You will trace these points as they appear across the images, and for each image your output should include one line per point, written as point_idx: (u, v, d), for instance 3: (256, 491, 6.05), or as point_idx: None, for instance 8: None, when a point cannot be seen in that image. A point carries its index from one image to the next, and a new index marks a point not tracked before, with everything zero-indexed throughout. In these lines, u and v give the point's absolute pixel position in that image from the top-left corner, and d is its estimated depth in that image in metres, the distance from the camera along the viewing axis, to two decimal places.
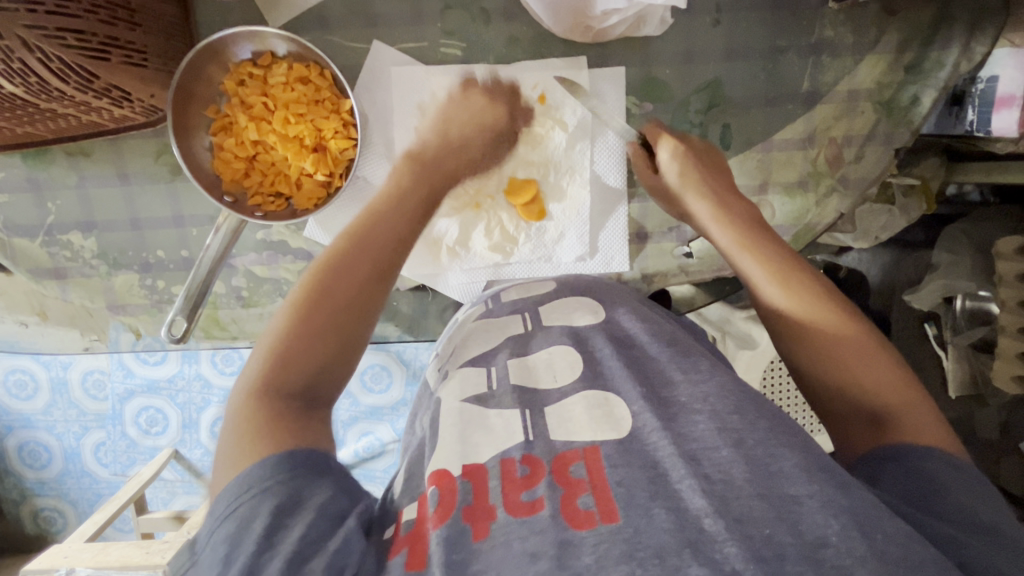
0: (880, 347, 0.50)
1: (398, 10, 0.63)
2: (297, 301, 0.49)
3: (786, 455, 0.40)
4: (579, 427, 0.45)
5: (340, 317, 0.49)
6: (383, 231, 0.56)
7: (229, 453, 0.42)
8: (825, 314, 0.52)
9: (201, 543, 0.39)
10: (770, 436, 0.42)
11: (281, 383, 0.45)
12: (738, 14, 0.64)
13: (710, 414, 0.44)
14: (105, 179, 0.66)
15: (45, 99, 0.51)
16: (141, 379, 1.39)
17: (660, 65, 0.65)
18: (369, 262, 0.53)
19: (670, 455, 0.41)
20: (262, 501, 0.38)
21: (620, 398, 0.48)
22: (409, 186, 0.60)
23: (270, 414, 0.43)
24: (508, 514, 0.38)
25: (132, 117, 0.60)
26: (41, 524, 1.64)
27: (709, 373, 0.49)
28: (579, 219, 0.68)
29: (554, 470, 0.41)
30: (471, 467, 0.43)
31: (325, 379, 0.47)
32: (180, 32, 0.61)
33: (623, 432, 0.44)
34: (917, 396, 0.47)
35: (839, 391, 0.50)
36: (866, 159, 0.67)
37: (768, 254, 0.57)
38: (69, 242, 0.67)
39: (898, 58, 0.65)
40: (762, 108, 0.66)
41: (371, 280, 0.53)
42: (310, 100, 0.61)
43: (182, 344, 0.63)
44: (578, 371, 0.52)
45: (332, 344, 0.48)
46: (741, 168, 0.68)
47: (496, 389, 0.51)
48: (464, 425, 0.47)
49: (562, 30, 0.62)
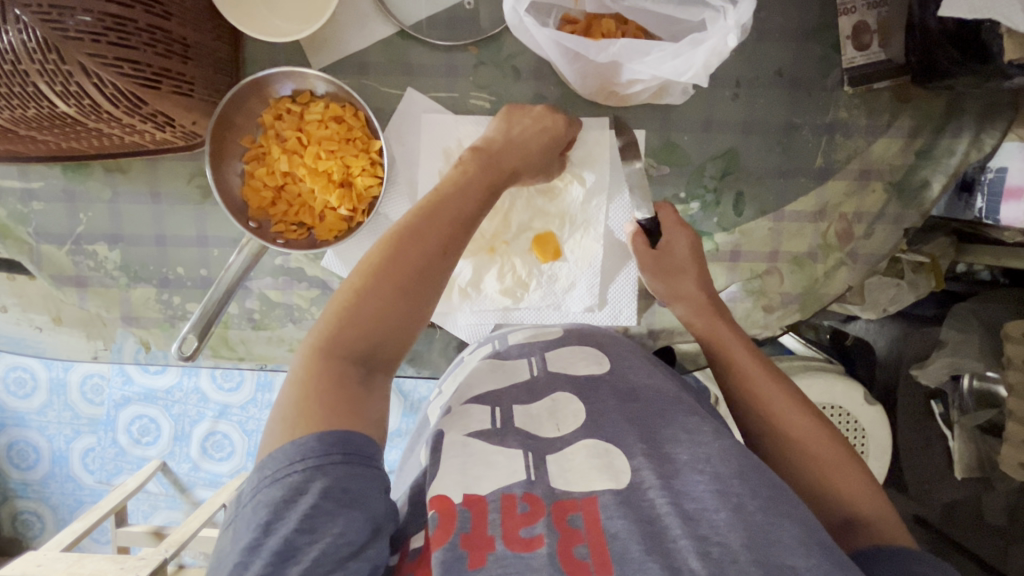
0: (849, 456, 0.54)
1: (433, 62, 0.66)
2: (365, 263, 0.49)
3: (787, 525, 0.40)
4: (576, 477, 0.45)
5: (406, 287, 0.49)
6: (458, 207, 0.54)
7: (286, 412, 0.42)
8: (801, 418, 0.56)
9: (246, 498, 0.40)
10: (768, 505, 0.42)
11: (337, 346, 0.46)
12: (757, 89, 0.67)
13: (712, 475, 0.44)
14: (137, 196, 0.68)
15: (93, 120, 0.54)
16: (139, 388, 1.42)
17: (678, 131, 0.67)
18: (431, 230, 0.51)
19: (667, 512, 0.42)
20: (313, 478, 0.39)
21: (621, 450, 0.47)
22: (479, 170, 0.58)
23: (331, 373, 0.44)
24: (506, 546, 0.40)
25: (171, 140, 0.62)
26: (19, 526, 1.61)
27: (713, 436, 0.48)
28: (590, 270, 0.69)
29: (553, 514, 0.42)
30: (472, 496, 0.43)
31: (383, 348, 0.48)
32: (229, 68, 0.65)
33: (622, 484, 0.45)
34: (881, 501, 0.52)
35: (811, 489, 0.54)
36: (876, 237, 0.68)
37: (748, 357, 0.61)
38: (94, 252, 0.69)
39: (909, 144, 0.67)
40: (774, 179, 0.68)
41: (437, 258, 0.51)
42: (342, 138, 0.64)
43: (191, 362, 0.64)
44: (582, 420, 0.51)
45: (400, 309, 0.48)
46: (755, 234, 0.69)
47: (500, 428, 0.50)
48: (465, 458, 0.46)
49: (590, 93, 0.64)
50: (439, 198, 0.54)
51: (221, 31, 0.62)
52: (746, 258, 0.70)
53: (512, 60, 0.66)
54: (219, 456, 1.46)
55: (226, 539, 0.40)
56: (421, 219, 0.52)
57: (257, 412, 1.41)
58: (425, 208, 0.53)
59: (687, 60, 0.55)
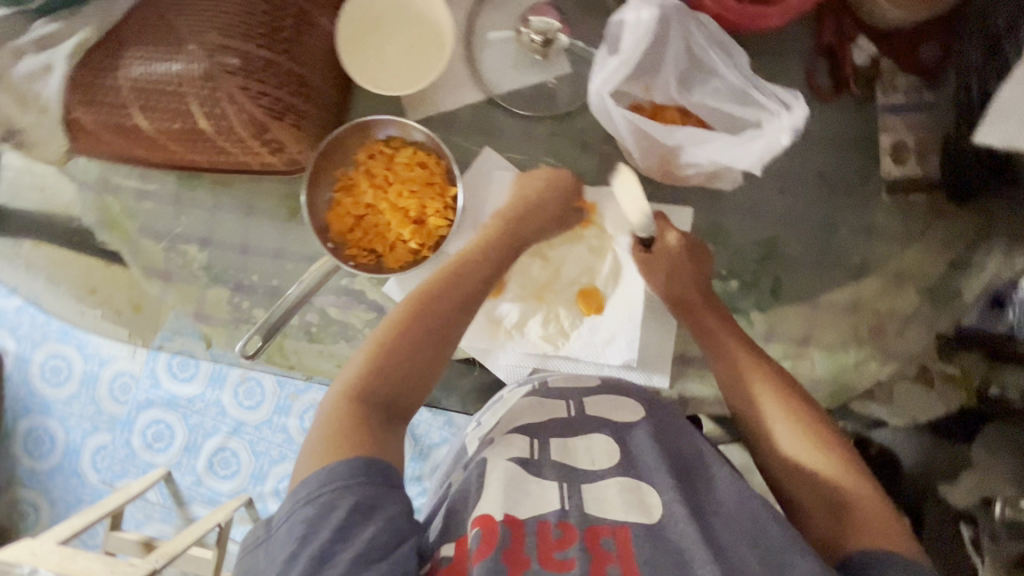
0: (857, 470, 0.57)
1: (513, 127, 0.75)
2: (397, 316, 0.60)
3: (801, 561, 0.42)
4: (610, 504, 0.46)
5: (427, 339, 0.59)
6: (475, 270, 0.65)
7: (312, 447, 0.49)
8: (795, 418, 0.61)
9: (277, 522, 0.45)
10: (785, 541, 0.44)
11: (366, 393, 0.54)
12: (801, 187, 0.73)
13: (733, 520, 0.46)
14: (234, 208, 0.77)
15: (223, 138, 0.63)
16: (164, 393, 1.46)
17: (725, 214, 0.74)
18: (450, 302, 0.61)
19: (692, 542, 0.43)
20: (343, 496, 0.45)
21: (653, 486, 0.47)
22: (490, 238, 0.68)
23: (355, 410, 0.52)
24: (541, 565, 0.41)
25: (276, 164, 0.71)
26: (13, 517, 1.54)
27: (729, 480, 0.49)
28: (630, 326, 0.73)
29: (586, 537, 0.43)
30: (513, 517, 0.43)
31: (406, 391, 0.57)
32: (338, 114, 0.75)
33: (653, 520, 0.44)
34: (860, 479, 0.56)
35: (789, 469, 0.59)
36: (908, 335, 0.71)
37: (768, 377, 0.64)
38: (185, 251, 0.77)
39: (944, 253, 0.71)
40: (812, 270, 0.73)
41: (458, 317, 0.61)
42: (423, 182, 0.72)
43: (248, 359, 0.72)
44: (616, 459, 0.50)
45: (418, 361, 0.58)
46: (789, 318, 0.73)
47: (538, 458, 0.50)
48: (506, 480, 0.47)
49: (646, 166, 0.71)
50: (455, 274, 0.63)
51: (339, 82, 0.73)
52: (778, 339, 0.73)
53: (582, 134, 0.75)
54: (223, 473, 1.44)
55: (255, 557, 0.44)
56: (445, 289, 0.62)
57: (270, 434, 1.42)
58: (448, 281, 0.63)
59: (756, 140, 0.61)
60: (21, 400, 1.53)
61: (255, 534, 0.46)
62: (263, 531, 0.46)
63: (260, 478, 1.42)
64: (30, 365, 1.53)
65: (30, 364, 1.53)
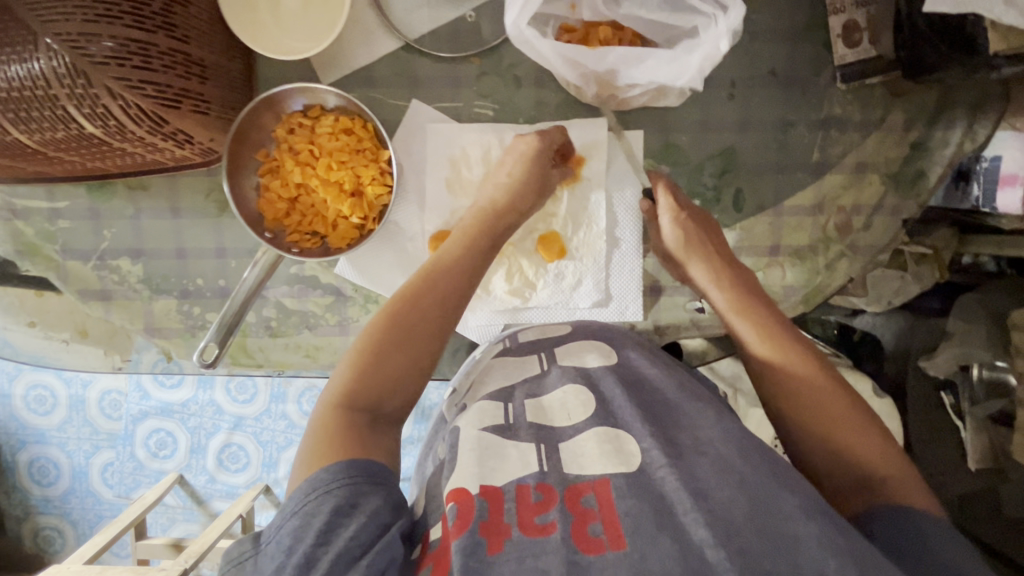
0: (872, 426, 0.52)
1: (438, 74, 0.69)
2: (377, 320, 0.56)
3: (787, 495, 0.42)
4: (590, 461, 0.47)
5: (409, 338, 0.55)
6: (455, 272, 0.60)
7: (305, 456, 0.47)
8: (835, 401, 0.54)
9: (266, 537, 0.44)
10: (772, 479, 0.43)
11: (354, 400, 0.51)
12: (752, 89, 0.69)
13: (717, 457, 0.46)
14: (158, 212, 0.71)
15: (119, 140, 0.57)
16: (156, 402, 1.32)
17: (677, 132, 0.69)
18: (433, 298, 0.58)
19: (676, 489, 0.43)
20: (324, 501, 0.43)
21: (630, 434, 0.50)
22: (465, 239, 0.63)
23: (343, 421, 0.49)
24: (522, 532, 0.41)
25: (190, 157, 0.65)
26: (38, 545, 1.46)
27: (717, 420, 0.50)
28: (596, 266, 0.71)
29: (566, 499, 0.44)
30: (488, 487, 0.45)
31: (393, 397, 0.53)
32: (242, 86, 0.67)
33: (632, 467, 0.46)
34: (904, 466, 0.50)
35: (827, 452, 0.52)
36: (875, 227, 0.70)
37: (799, 360, 0.57)
38: (118, 266, 0.72)
39: (904, 136, 0.68)
40: (773, 176, 0.70)
41: (442, 313, 0.58)
42: (353, 149, 0.66)
43: (211, 369, 0.67)
44: (590, 411, 0.54)
45: (406, 365, 0.54)
46: (754, 231, 0.71)
47: (512, 423, 0.53)
48: (481, 451, 0.49)
49: (596, 99, 0.68)
50: (437, 271, 0.60)
51: (236, 52, 0.65)
52: (746, 254, 0.71)
53: (513, 69, 0.69)
54: (235, 467, 1.37)
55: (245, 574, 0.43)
56: (427, 284, 0.59)
57: (272, 423, 1.34)
58: (430, 276, 0.59)
59: (684, 63, 0.59)
60: (14, 435, 1.38)
61: (242, 549, 0.45)
62: (249, 550, 0.45)
63: (272, 465, 1.36)
64: (11, 399, 1.36)
65: (12, 398, 1.36)
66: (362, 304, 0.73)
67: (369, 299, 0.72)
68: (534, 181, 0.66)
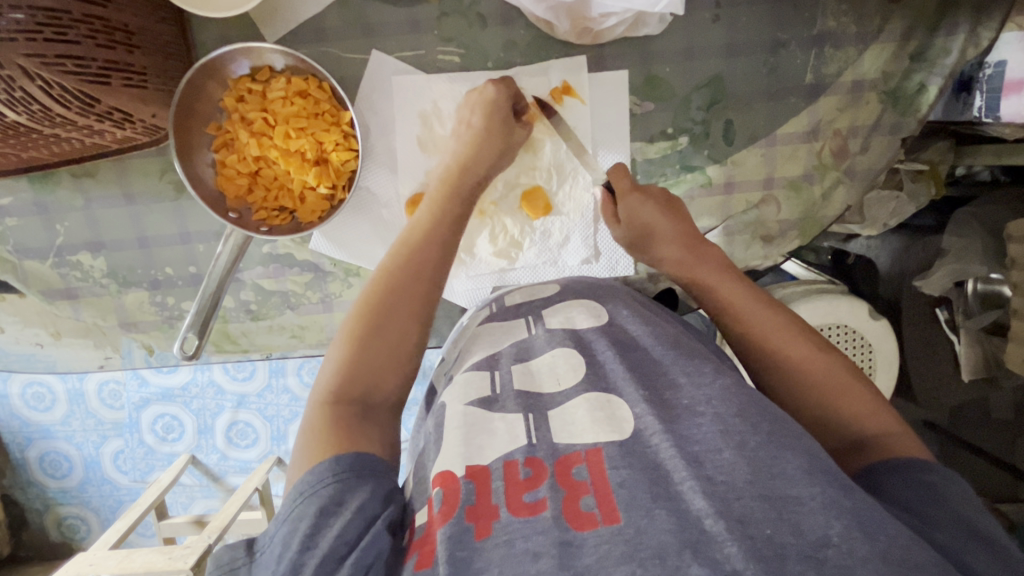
0: (871, 393, 0.52)
1: (394, 20, 0.63)
2: (358, 308, 0.54)
3: (789, 456, 0.41)
4: (581, 429, 0.47)
5: (395, 321, 0.53)
6: (436, 240, 0.58)
7: (301, 454, 0.47)
8: (821, 372, 0.54)
9: (262, 545, 0.43)
10: (771, 439, 0.42)
11: (344, 391, 0.50)
12: (738, 7, 0.63)
13: (713, 416, 0.45)
14: (111, 200, 0.66)
15: (47, 125, 0.51)
16: (156, 387, 1.25)
17: (660, 63, 0.64)
18: (411, 286, 0.55)
19: (671, 457, 0.43)
20: (309, 503, 0.42)
21: (623, 400, 0.49)
22: (448, 199, 0.60)
23: (332, 415, 0.48)
24: (511, 513, 0.40)
25: (133, 137, 0.60)
26: (65, 533, 1.49)
27: (713, 377, 0.49)
28: (583, 222, 0.70)
29: (557, 472, 0.43)
30: (475, 469, 0.44)
31: (382, 386, 0.51)
32: (177, 50, 0.61)
33: (626, 434, 0.46)
34: (893, 417, 0.51)
35: (817, 417, 0.53)
36: (872, 149, 0.66)
37: (785, 328, 0.57)
38: (79, 262, 0.68)
39: (903, 47, 0.63)
40: (764, 103, 0.65)
41: (427, 293, 0.56)
42: (310, 113, 0.61)
43: (196, 360, 0.62)
44: (581, 374, 0.53)
45: (393, 349, 0.53)
46: (747, 163, 0.67)
47: (500, 393, 0.52)
48: (468, 428, 0.48)
49: (573, 37, 0.63)
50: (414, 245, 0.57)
51: (164, 12, 0.58)
52: (739, 189, 0.68)
53: (476, 6, 0.62)
54: (245, 442, 1.33)
55: None
56: (401, 264, 0.56)
57: (275, 397, 1.27)
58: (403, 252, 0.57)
59: None
60: (19, 431, 1.35)
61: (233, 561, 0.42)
62: (242, 556, 0.43)
63: (282, 437, 1.32)
64: (9, 399, 1.32)
65: (9, 397, 1.31)
66: (345, 278, 0.70)
67: (351, 272, 0.70)
68: (498, 137, 0.62)
